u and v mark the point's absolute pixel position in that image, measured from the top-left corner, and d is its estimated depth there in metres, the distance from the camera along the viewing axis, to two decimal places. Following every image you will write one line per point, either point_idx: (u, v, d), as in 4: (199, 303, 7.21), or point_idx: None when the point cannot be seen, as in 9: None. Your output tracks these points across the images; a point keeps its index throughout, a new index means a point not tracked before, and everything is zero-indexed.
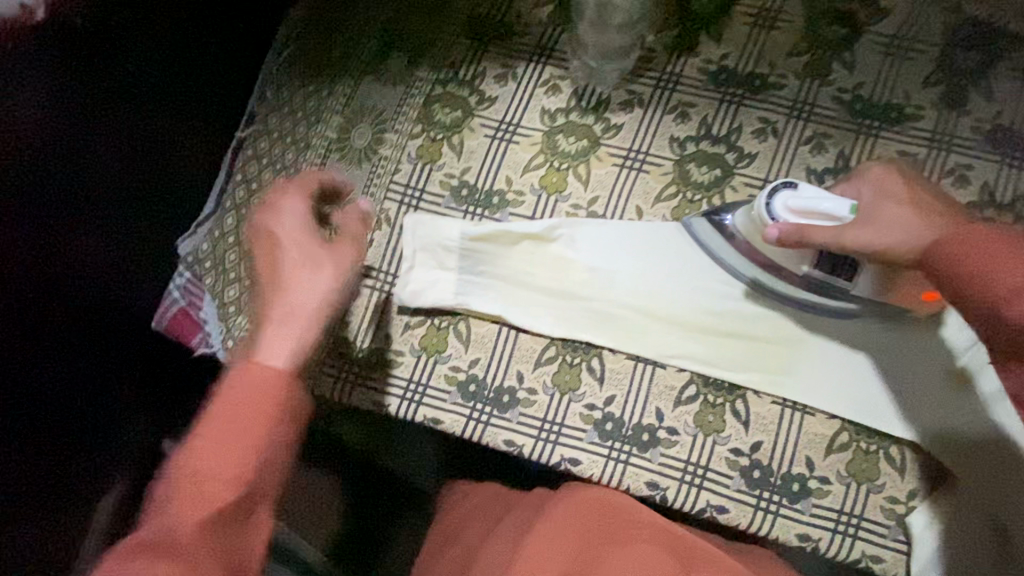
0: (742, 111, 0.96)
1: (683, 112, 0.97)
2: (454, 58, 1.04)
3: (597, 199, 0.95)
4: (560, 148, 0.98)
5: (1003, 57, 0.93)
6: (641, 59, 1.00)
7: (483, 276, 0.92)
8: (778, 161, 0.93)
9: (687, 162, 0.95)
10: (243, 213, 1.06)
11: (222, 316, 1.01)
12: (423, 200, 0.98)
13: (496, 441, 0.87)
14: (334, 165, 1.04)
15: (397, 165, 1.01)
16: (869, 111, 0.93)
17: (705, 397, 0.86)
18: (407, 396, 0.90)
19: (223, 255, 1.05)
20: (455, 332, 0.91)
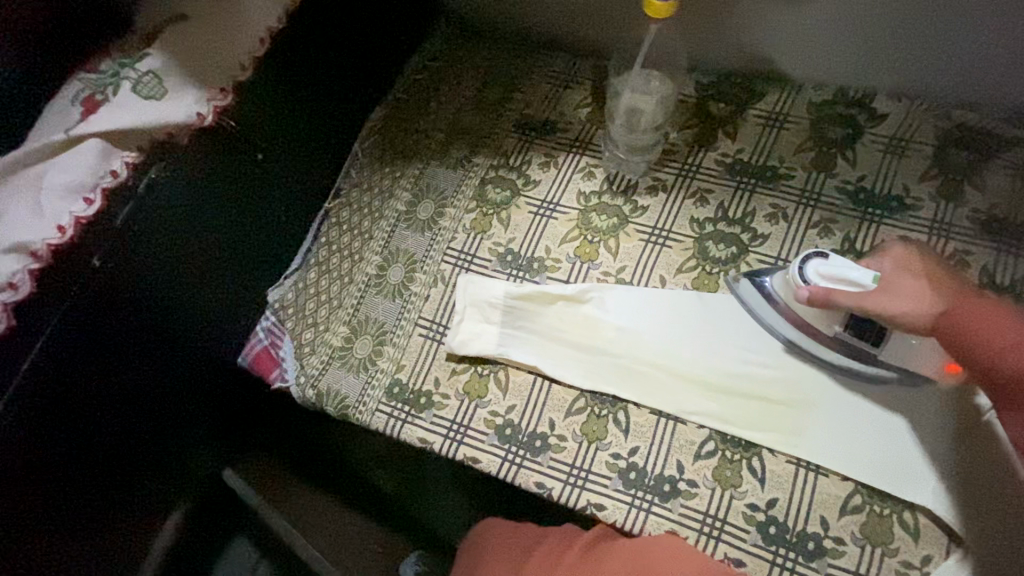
0: (755, 198, 1.09)
1: (702, 196, 1.11)
2: (506, 148, 1.23)
3: (625, 270, 1.08)
4: (594, 225, 1.12)
5: (1000, 155, 1.03)
6: (666, 151, 1.16)
7: (521, 331, 1.05)
8: (788, 242, 1.05)
9: (705, 240, 1.08)
10: (326, 270, 1.22)
11: (296, 354, 1.16)
12: (473, 265, 1.13)
13: (529, 483, 0.96)
14: (399, 231, 1.20)
15: (453, 234, 1.17)
16: (872, 201, 1.05)
17: (722, 452, 0.94)
18: (452, 436, 1.01)
19: (305, 306, 1.20)
20: (495, 380, 1.04)
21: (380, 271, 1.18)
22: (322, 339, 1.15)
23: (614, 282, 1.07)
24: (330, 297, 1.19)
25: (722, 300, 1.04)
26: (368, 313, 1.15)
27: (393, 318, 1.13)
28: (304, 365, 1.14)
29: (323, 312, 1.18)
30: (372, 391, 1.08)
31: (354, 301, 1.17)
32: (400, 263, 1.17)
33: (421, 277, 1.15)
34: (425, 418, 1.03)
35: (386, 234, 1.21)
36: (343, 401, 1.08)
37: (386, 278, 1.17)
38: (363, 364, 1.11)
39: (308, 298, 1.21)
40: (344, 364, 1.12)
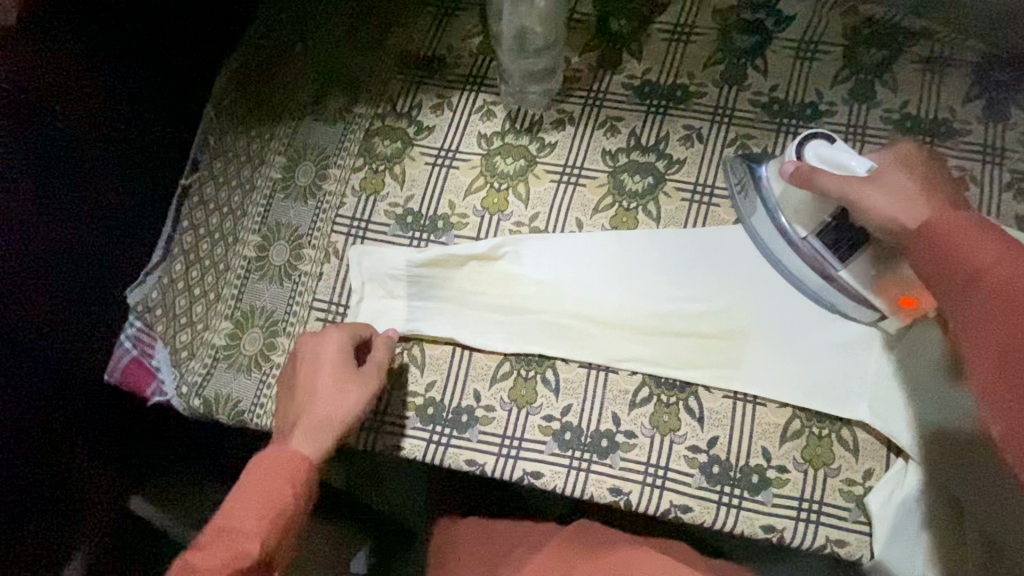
0: (669, 122, 1.11)
1: (612, 125, 1.12)
2: (392, 92, 1.21)
3: (536, 215, 1.09)
4: (498, 169, 1.12)
5: (905, 50, 1.08)
6: (567, 86, 1.15)
7: (432, 302, 1.06)
8: (705, 165, 1.07)
9: (619, 173, 1.09)
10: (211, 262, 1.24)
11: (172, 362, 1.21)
12: (366, 231, 1.13)
13: (458, 461, 0.99)
14: (279, 201, 1.21)
15: (340, 197, 1.16)
16: (786, 111, 1.08)
17: (659, 396, 0.98)
18: (375, 424, 1.02)
19: (173, 301, 1.25)
20: (408, 355, 1.05)
21: (259, 251, 1.19)
22: (214, 336, 1.16)
23: (527, 240, 1.07)
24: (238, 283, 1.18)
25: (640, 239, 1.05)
26: (253, 302, 1.16)
27: (282, 306, 1.14)
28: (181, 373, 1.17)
29: (202, 309, 1.22)
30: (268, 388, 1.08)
31: (237, 289, 1.18)
32: (282, 241, 1.18)
33: (310, 252, 1.15)
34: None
35: (263, 204, 1.22)
36: (236, 405, 1.09)
37: (269, 258, 1.18)
38: (258, 360, 1.11)
39: (213, 302, 1.21)
40: (231, 361, 1.13)
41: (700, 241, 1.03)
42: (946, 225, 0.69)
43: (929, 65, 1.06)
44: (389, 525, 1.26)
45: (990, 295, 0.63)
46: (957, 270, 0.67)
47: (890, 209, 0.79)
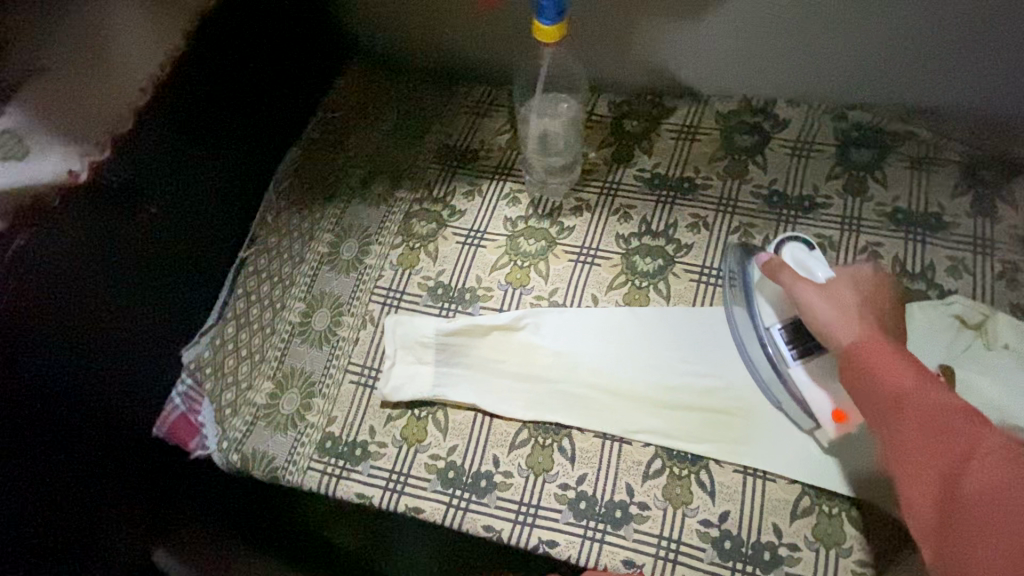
0: (798, 229, 0.86)
1: (746, 231, 0.87)
2: (428, 180, 0.96)
3: (663, 282, 0.84)
4: (523, 249, 0.89)
5: (1003, 199, 0.85)
6: (684, 178, 0.91)
7: (460, 375, 0.82)
8: (847, 226, 0.86)
9: (770, 230, 0.86)
10: (256, 317, 0.90)
11: (218, 419, 0.84)
12: (402, 301, 0.88)
13: (614, 563, 0.72)
14: (324, 273, 0.91)
15: (380, 272, 0.90)
16: (913, 219, 0.85)
17: (863, 516, 0.70)
18: (458, 502, 0.76)
19: (223, 360, 0.88)
20: (434, 421, 0.81)
21: (303, 319, 0.89)
22: (248, 398, 0.85)
23: (646, 301, 0.84)
24: (255, 353, 0.88)
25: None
26: (296, 364, 0.86)
27: (320, 367, 0.85)
28: (225, 428, 0.83)
29: (245, 367, 0.87)
30: (302, 448, 0.80)
31: (279, 353, 0.87)
32: (325, 307, 0.89)
33: (348, 320, 0.87)
34: (425, 484, 0.77)
35: (308, 278, 0.92)
36: (272, 461, 0.80)
37: (311, 324, 0.88)
38: (290, 419, 0.82)
39: (243, 328, 0.90)
40: (270, 421, 0.83)
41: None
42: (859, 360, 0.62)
43: (1010, 169, 0.86)
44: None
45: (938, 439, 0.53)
46: (878, 401, 0.59)
47: (828, 318, 0.69)
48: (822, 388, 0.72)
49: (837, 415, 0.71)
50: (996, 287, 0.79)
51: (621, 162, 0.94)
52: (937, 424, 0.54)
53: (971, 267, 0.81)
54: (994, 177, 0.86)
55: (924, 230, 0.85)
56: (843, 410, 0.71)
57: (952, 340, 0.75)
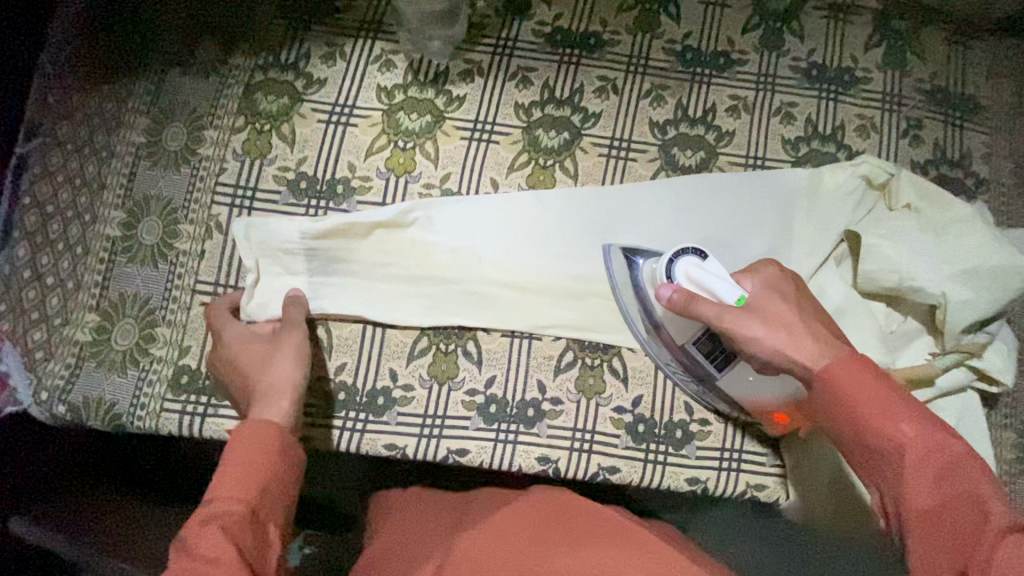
0: (713, 89, 0.77)
1: (659, 93, 0.76)
2: (272, 41, 0.74)
3: (570, 159, 0.74)
4: (403, 126, 0.73)
5: (912, 50, 0.80)
6: (590, 32, 0.77)
7: (338, 284, 0.69)
8: (763, 85, 0.78)
9: (684, 92, 0.77)
10: (57, 232, 0.69)
11: (24, 365, 0.65)
12: (256, 198, 0.70)
13: (528, 462, 0.68)
14: (146, 168, 0.70)
15: (222, 164, 0.71)
16: (827, 75, 0.79)
17: None
18: (354, 424, 0.67)
19: (20, 291, 0.67)
20: (315, 340, 0.69)
21: (126, 232, 0.69)
22: (66, 337, 0.66)
23: (552, 182, 0.73)
24: (66, 281, 0.68)
25: (699, 180, 0.74)
26: (125, 289, 0.68)
27: (159, 292, 0.68)
28: (36, 376, 0.65)
29: (53, 299, 0.67)
30: (152, 388, 0.66)
31: (98, 277, 0.68)
32: (153, 214, 0.70)
33: (188, 228, 0.69)
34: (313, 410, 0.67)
35: (123, 177, 0.70)
36: (112, 409, 0.65)
37: (138, 237, 0.69)
38: (128, 357, 0.66)
39: (43, 249, 0.68)
40: (100, 361, 0.66)
41: (748, 184, 0.74)
42: (845, 406, 0.51)
43: (920, 16, 0.81)
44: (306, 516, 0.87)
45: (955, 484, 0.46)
46: (878, 461, 0.50)
47: (773, 347, 0.55)
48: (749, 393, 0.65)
49: (780, 417, 0.65)
50: (900, 145, 0.77)
51: (517, 14, 0.77)
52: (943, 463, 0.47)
53: (878, 125, 0.78)
54: (906, 26, 0.81)
55: (839, 86, 0.79)
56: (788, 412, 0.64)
57: (858, 201, 0.73)
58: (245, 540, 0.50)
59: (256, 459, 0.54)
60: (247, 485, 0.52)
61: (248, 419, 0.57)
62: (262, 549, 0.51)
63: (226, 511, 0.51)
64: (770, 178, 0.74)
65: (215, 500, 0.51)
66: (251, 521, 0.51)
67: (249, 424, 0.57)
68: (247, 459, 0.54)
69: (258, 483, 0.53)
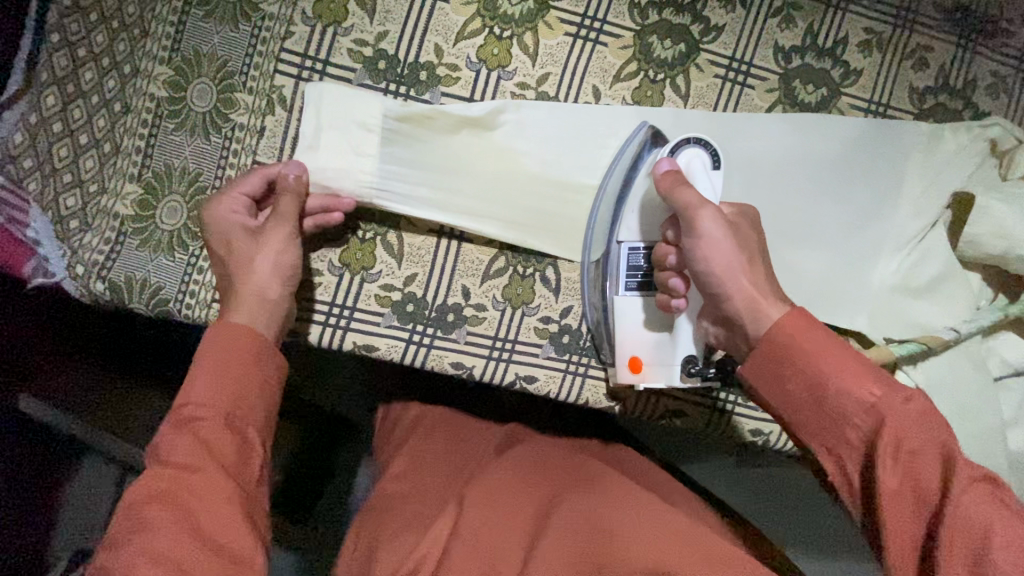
0: (848, 18, 0.68)
1: (789, 13, 0.67)
2: None
3: (682, 77, 0.65)
4: (501, 9, 0.63)
5: None
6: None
7: (414, 181, 0.61)
8: (901, 21, 0.69)
9: (817, 17, 0.67)
10: (89, 82, 0.58)
11: (58, 234, 0.58)
12: (327, 73, 0.61)
13: (596, 397, 0.66)
14: (197, 19, 0.59)
15: (289, 26, 0.60)
16: (971, 20, 0.70)
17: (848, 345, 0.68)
18: (421, 339, 0.63)
19: (50, 149, 0.58)
20: (384, 245, 0.62)
21: (173, 94, 0.59)
22: (105, 207, 0.58)
23: (659, 100, 0.65)
24: (104, 142, 0.59)
25: (818, 120, 0.67)
26: (173, 161, 0.59)
27: (211, 168, 0.60)
28: (71, 248, 0.58)
29: (89, 162, 0.59)
30: (201, 276, 0.59)
31: (140, 144, 0.59)
32: (205, 76, 0.60)
33: (246, 99, 0.60)
34: (378, 320, 0.62)
35: (170, 25, 0.59)
36: (158, 293, 0.59)
37: (187, 103, 0.60)
38: (175, 238, 0.59)
39: (73, 102, 0.58)
40: (145, 240, 0.59)
41: (867, 132, 0.68)
42: (805, 367, 0.47)
43: None
44: (320, 416, 0.89)
45: (917, 443, 0.42)
46: (823, 422, 0.46)
47: (728, 253, 0.52)
48: (637, 330, 0.62)
49: (633, 363, 0.61)
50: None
51: None
52: (912, 420, 0.42)
53: (1010, 88, 0.71)
54: None
55: (981, 35, 0.70)
56: (641, 358, 0.61)
57: (976, 167, 0.68)
58: (220, 445, 0.47)
59: (228, 361, 0.51)
60: (220, 391, 0.49)
61: (219, 322, 0.53)
62: (240, 450, 0.48)
63: (199, 416, 0.48)
64: (891, 128, 0.68)
65: (185, 404, 0.49)
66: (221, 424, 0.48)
67: (209, 332, 0.52)
68: (220, 363, 0.50)
69: (232, 390, 0.50)
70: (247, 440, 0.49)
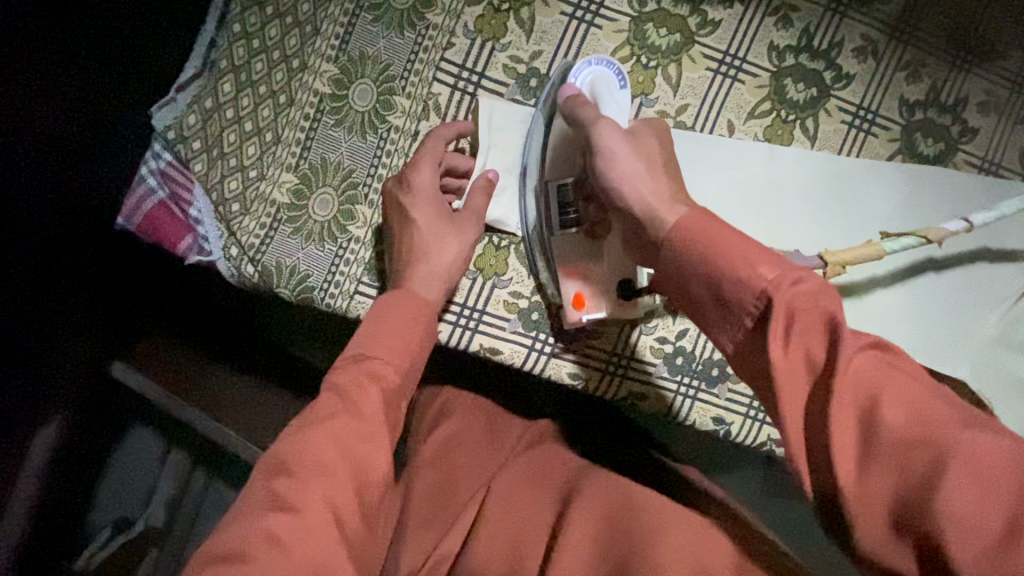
0: (969, 79, 0.71)
1: (915, 69, 0.70)
2: None
3: (811, 119, 0.68)
4: (650, 40, 0.65)
5: None
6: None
7: None
8: (1018, 90, 0.72)
9: (939, 77, 0.70)
10: (259, 73, 0.61)
11: (216, 215, 0.60)
12: (482, 86, 0.64)
13: (702, 419, 0.67)
14: (366, 22, 0.62)
15: (451, 36, 0.63)
16: None
17: (944, 390, 0.70)
18: (542, 347, 0.65)
19: (220, 133, 0.61)
20: (518, 253, 0.65)
21: (336, 91, 0.62)
22: (263, 194, 0.61)
23: (788, 140, 0.68)
24: (266, 130, 0.61)
25: (934, 172, 0.70)
26: (328, 155, 0.62)
27: (364, 165, 0.62)
28: (230, 230, 0.60)
29: (251, 149, 0.61)
30: (348, 268, 0.61)
31: (300, 136, 0.61)
32: (368, 77, 0.62)
33: (404, 103, 0.63)
34: (504, 324, 0.65)
35: (342, 26, 0.62)
36: (305, 281, 0.61)
37: (349, 101, 0.62)
38: (326, 229, 0.61)
39: (244, 91, 0.61)
40: (298, 229, 0.61)
41: (981, 189, 0.71)
42: (696, 267, 0.41)
43: None
44: None
45: (811, 321, 0.37)
46: (729, 311, 0.40)
47: (628, 157, 0.48)
48: (576, 266, 0.62)
49: (577, 300, 0.62)
50: None
51: None
52: (809, 297, 0.38)
53: None
54: None
55: None
56: (585, 295, 0.62)
57: None
58: (371, 411, 0.49)
59: (406, 336, 0.54)
60: (399, 353, 0.53)
61: (404, 288, 0.57)
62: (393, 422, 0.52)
63: (381, 371, 0.52)
64: (1001, 188, 0.71)
65: (371, 358, 0.52)
66: (399, 390, 0.53)
67: (403, 293, 0.56)
68: (399, 331, 0.54)
69: (406, 352, 0.54)
70: (400, 419, 0.53)
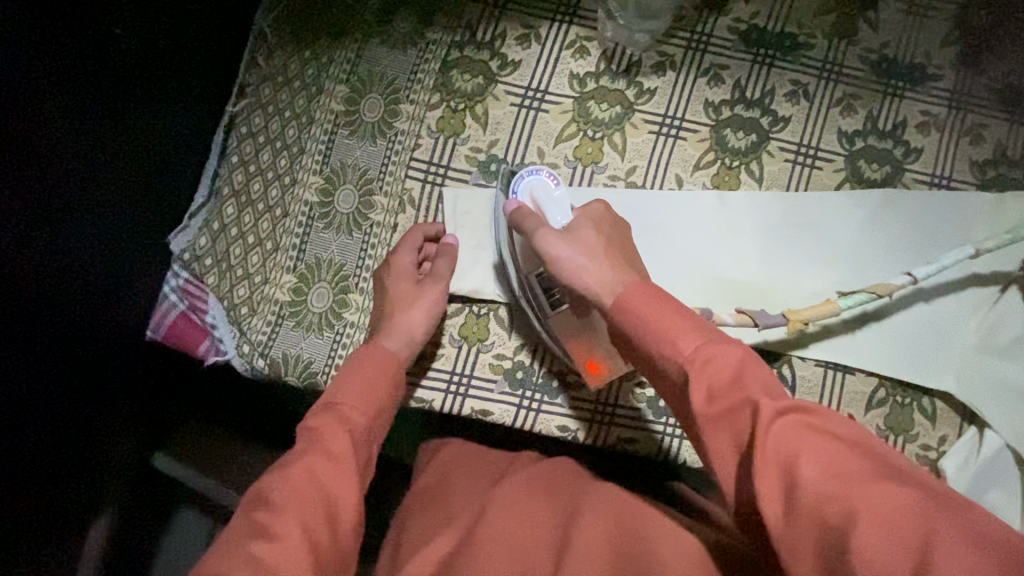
0: (903, 105, 0.75)
1: (849, 102, 0.75)
2: (469, 18, 0.73)
3: (755, 162, 0.74)
4: (593, 115, 0.73)
5: None
6: (785, 33, 0.75)
7: None
8: (953, 108, 0.75)
9: (874, 107, 0.75)
10: (258, 194, 0.72)
11: (230, 320, 0.70)
12: (448, 176, 0.72)
13: (692, 456, 0.69)
14: (344, 137, 0.72)
15: (417, 138, 0.72)
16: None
17: (933, 402, 0.71)
18: (529, 403, 0.70)
19: (229, 248, 0.71)
20: (496, 319, 0.71)
21: (323, 198, 0.71)
22: (268, 295, 0.69)
23: (737, 184, 0.73)
24: (267, 240, 0.70)
25: (885, 194, 0.74)
26: (320, 254, 0.70)
27: (353, 259, 0.70)
28: (242, 330, 0.69)
29: (255, 258, 0.70)
30: (346, 351, 0.68)
31: (295, 241, 0.70)
32: (350, 183, 0.71)
33: (382, 201, 0.71)
34: (491, 386, 0.70)
35: (323, 144, 0.72)
36: (309, 368, 0.68)
37: (335, 205, 0.71)
38: (324, 319, 0.69)
39: (245, 210, 0.71)
40: (298, 322, 0.69)
41: (934, 205, 0.74)
42: (638, 341, 0.47)
43: None
44: None
45: (731, 398, 0.40)
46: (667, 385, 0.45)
47: (578, 257, 0.54)
48: (572, 342, 0.66)
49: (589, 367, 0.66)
50: None
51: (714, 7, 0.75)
52: (725, 373, 0.41)
53: None
54: None
55: None
56: (595, 361, 0.66)
57: None
58: (342, 450, 0.52)
59: (373, 390, 0.58)
60: (368, 401, 0.57)
61: (374, 345, 0.62)
62: (365, 464, 0.54)
63: (348, 417, 0.55)
64: (956, 200, 0.74)
65: (340, 404, 0.56)
66: (366, 434, 0.55)
67: (375, 346, 0.61)
68: (366, 382, 0.58)
69: (374, 401, 0.57)
70: (373, 458, 0.56)
